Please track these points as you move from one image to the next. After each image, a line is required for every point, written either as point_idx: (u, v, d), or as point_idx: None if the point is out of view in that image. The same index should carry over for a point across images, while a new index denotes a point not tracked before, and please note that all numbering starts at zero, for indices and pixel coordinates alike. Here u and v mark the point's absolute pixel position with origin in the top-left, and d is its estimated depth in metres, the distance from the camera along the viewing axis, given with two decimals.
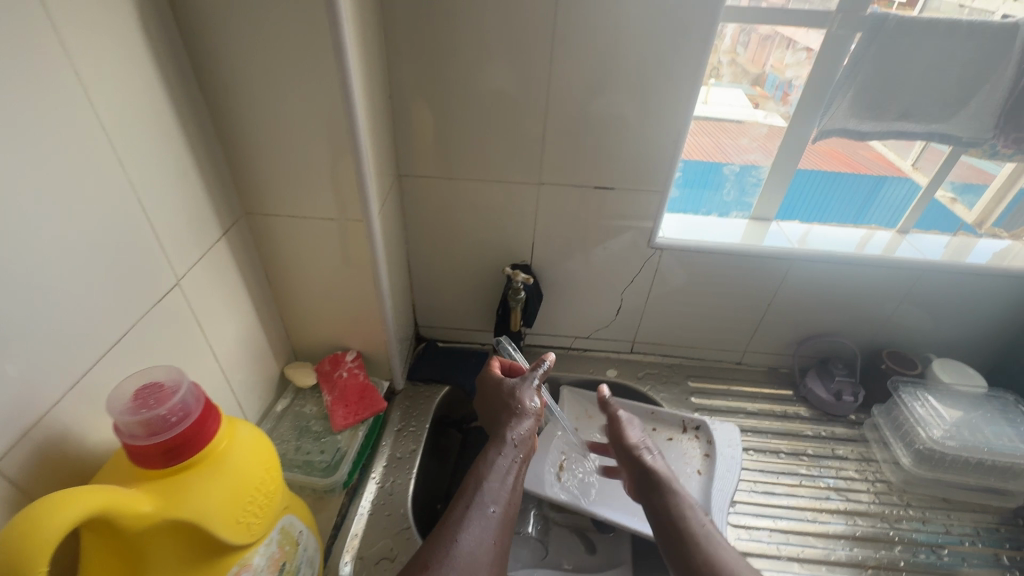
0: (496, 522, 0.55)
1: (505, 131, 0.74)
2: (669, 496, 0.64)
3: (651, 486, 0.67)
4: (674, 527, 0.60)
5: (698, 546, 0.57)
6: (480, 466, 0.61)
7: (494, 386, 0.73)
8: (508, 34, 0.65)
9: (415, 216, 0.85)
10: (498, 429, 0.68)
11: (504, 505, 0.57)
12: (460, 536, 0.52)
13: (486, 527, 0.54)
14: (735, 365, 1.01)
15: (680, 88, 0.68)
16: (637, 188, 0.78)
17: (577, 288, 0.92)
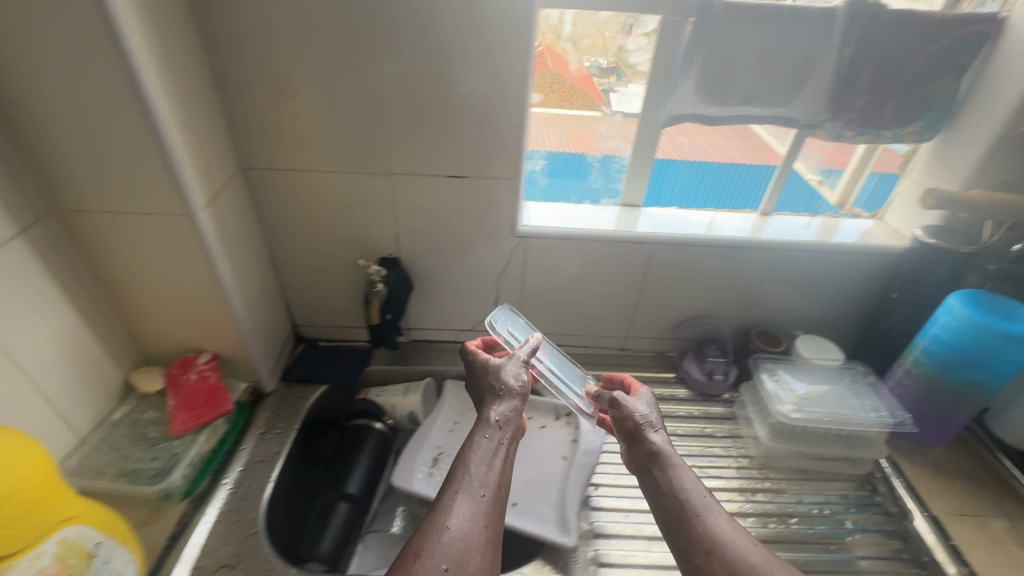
0: (486, 504, 0.54)
1: (346, 120, 0.72)
2: (671, 473, 0.59)
3: (650, 464, 0.61)
4: (676, 504, 0.56)
5: (697, 521, 0.54)
6: (466, 449, 0.59)
7: (478, 368, 0.70)
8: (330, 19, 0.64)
9: (271, 211, 0.82)
10: (484, 409, 0.64)
11: (493, 487, 0.55)
12: (448, 524, 0.51)
13: (476, 512, 0.52)
14: (620, 352, 1.03)
15: (511, 72, 0.68)
16: (490, 176, 0.78)
17: (450, 280, 0.91)
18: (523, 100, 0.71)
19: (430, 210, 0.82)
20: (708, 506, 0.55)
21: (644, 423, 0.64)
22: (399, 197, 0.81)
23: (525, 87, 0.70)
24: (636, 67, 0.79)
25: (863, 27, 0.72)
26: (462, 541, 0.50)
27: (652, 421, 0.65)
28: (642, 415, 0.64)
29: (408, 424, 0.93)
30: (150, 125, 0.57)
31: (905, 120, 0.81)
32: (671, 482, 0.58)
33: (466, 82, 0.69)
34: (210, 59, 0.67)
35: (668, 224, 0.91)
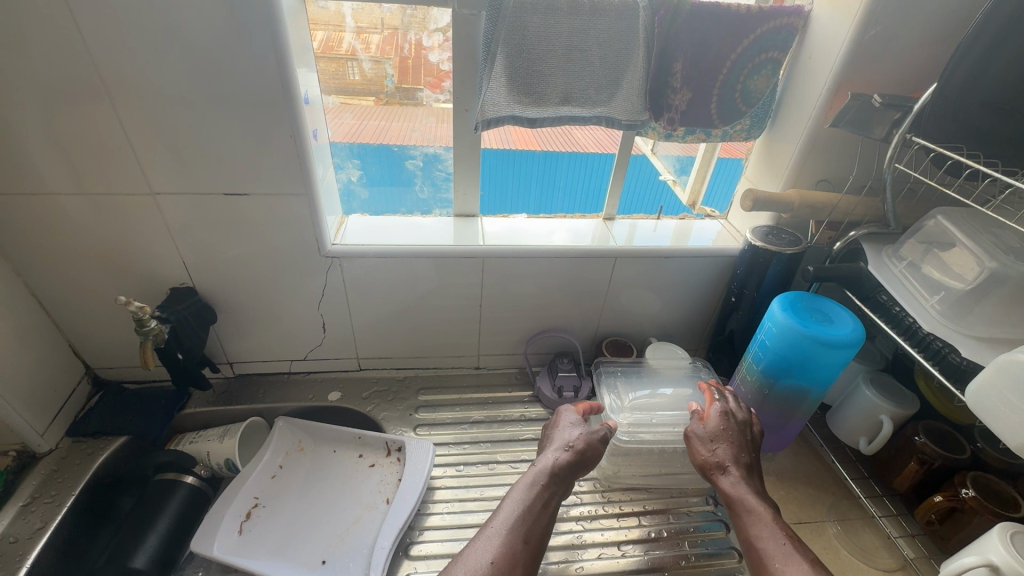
0: (512, 552, 0.58)
1: (81, 134, 0.61)
2: (749, 521, 0.60)
3: (736, 510, 0.61)
4: (756, 553, 0.57)
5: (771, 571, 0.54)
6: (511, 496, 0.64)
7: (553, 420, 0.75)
8: (21, 13, 0.53)
9: (18, 243, 0.69)
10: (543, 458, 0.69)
11: (526, 538, 0.60)
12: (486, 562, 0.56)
13: (496, 558, 0.57)
14: (474, 371, 0.96)
15: (269, 74, 0.60)
16: (276, 192, 0.69)
17: (263, 308, 0.81)
18: (293, 105, 0.62)
19: (216, 234, 0.71)
20: (787, 554, 0.55)
21: (711, 467, 0.66)
22: (174, 220, 0.69)
23: (289, 88, 0.61)
24: (439, 67, 0.71)
25: (666, 22, 0.68)
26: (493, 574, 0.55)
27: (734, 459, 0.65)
28: (708, 456, 0.66)
29: (227, 471, 0.82)
30: None
31: (731, 118, 0.77)
32: (749, 531, 0.59)
33: (218, 86, 0.60)
34: None
35: (504, 234, 0.84)
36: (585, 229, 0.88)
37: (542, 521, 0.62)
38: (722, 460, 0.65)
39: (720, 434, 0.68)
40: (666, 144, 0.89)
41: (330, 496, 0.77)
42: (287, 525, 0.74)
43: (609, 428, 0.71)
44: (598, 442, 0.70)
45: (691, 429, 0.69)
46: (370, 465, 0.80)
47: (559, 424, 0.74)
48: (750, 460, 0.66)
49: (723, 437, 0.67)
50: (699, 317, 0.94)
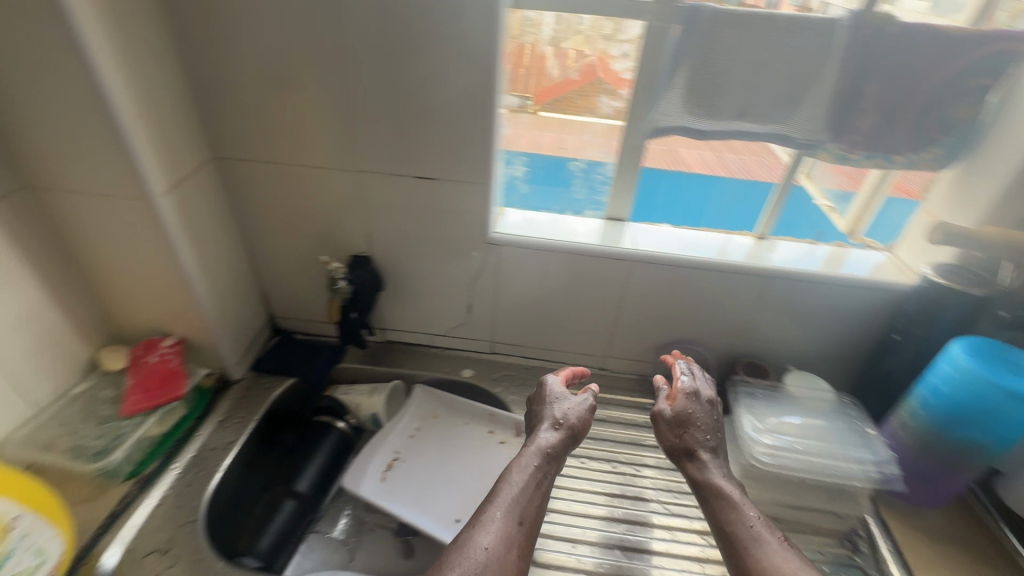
0: (516, 532, 0.60)
1: (315, 114, 0.72)
2: (716, 504, 0.64)
3: (706, 495, 0.66)
4: (731, 540, 0.61)
5: (744, 553, 0.59)
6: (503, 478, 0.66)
7: (540, 398, 0.78)
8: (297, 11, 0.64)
9: (245, 203, 0.82)
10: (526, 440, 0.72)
11: (527, 520, 0.62)
12: (484, 543, 0.58)
13: (506, 538, 0.59)
14: (598, 371, 0.98)
15: (478, 73, 0.67)
16: (458, 179, 0.76)
17: (423, 283, 0.89)
18: (492, 102, 0.69)
19: (399, 211, 0.81)
20: (757, 539, 0.60)
21: (680, 452, 0.71)
22: (369, 195, 0.79)
23: (492, 87, 0.68)
24: (621, 76, 0.75)
25: (868, 41, 0.66)
26: (489, 556, 0.56)
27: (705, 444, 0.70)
28: (674, 442, 0.71)
29: (371, 425, 0.91)
30: (100, 106, 0.58)
31: (921, 144, 0.73)
32: (717, 515, 0.64)
33: (433, 81, 0.68)
34: (184, 48, 0.68)
35: (652, 241, 0.85)
36: (735, 245, 0.87)
37: (534, 500, 0.64)
38: (693, 443, 0.70)
39: (685, 419, 0.72)
40: (821, 168, 0.86)
41: (461, 463, 0.84)
42: (423, 482, 0.80)
43: (592, 396, 0.76)
44: (587, 413, 0.75)
45: (660, 413, 0.74)
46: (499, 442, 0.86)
47: (545, 399, 0.77)
48: (716, 442, 0.71)
49: (689, 421, 0.72)
50: (847, 352, 0.89)
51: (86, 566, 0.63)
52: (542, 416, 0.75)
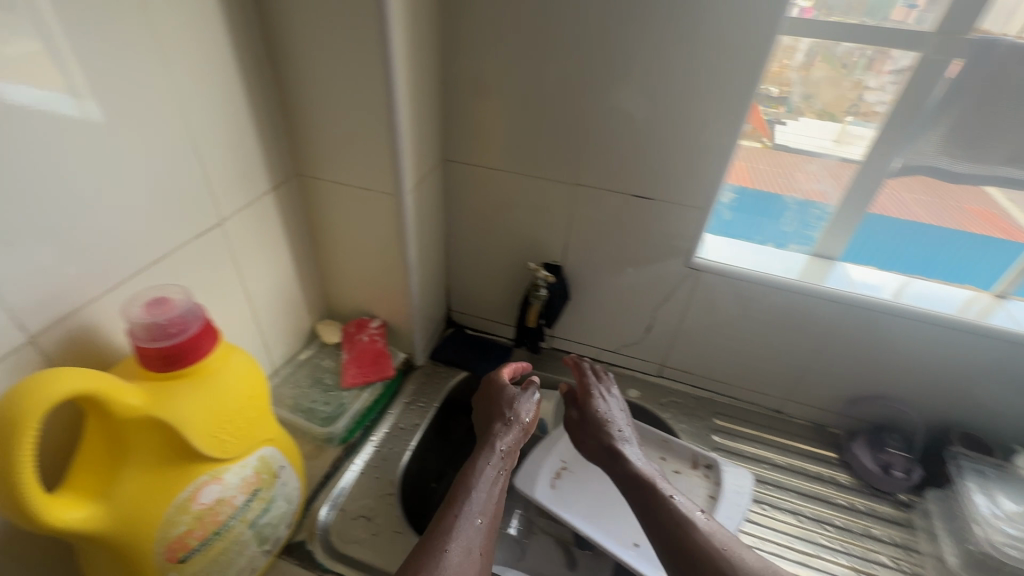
0: (483, 531, 0.58)
1: (548, 126, 0.75)
2: (643, 495, 0.64)
3: (641, 490, 0.65)
4: (675, 543, 0.58)
5: (716, 557, 0.56)
6: (469, 472, 0.64)
7: (494, 391, 0.76)
8: (561, 30, 0.66)
9: (455, 203, 0.87)
10: (487, 434, 0.71)
11: (489, 516, 0.60)
12: (448, 547, 0.54)
13: (474, 538, 0.57)
14: (773, 413, 0.92)
15: (731, 100, 0.65)
16: (677, 202, 0.75)
17: (607, 298, 0.89)
18: (737, 130, 0.67)
19: (604, 226, 0.81)
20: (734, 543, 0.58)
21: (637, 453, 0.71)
22: (578, 208, 0.81)
23: (742, 116, 0.66)
24: (872, 107, 0.69)
25: None
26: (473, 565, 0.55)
27: (621, 435, 0.73)
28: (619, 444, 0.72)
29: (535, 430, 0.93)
30: (386, 111, 0.64)
31: None
32: (641, 503, 0.64)
33: (679, 105, 0.67)
34: (444, 58, 0.73)
35: (871, 286, 0.78)
36: (971, 303, 0.77)
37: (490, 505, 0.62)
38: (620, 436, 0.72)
39: (591, 419, 0.75)
40: None
41: None
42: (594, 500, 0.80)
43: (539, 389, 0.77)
44: (535, 408, 0.76)
45: (571, 417, 0.78)
46: (674, 471, 0.82)
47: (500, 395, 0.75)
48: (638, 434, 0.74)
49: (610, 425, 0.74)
50: None
51: (307, 518, 0.70)
52: (491, 414, 0.74)
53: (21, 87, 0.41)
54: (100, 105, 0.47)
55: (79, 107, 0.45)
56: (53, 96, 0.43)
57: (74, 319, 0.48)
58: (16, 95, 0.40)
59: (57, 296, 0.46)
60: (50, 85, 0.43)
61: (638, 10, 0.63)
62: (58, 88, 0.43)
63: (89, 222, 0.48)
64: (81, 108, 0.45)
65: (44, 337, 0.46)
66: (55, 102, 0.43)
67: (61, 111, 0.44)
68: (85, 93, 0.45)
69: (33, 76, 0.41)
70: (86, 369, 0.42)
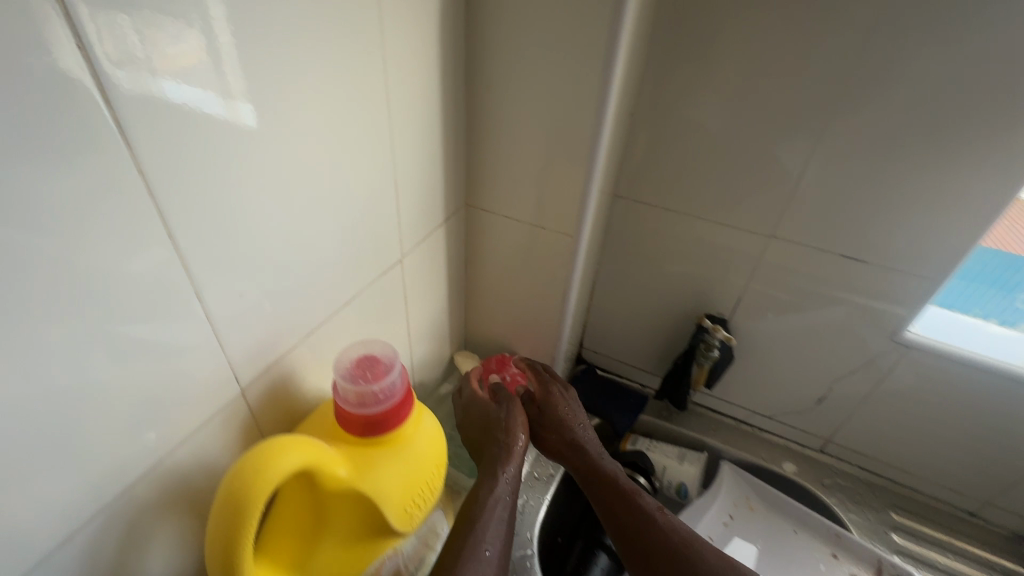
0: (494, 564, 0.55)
1: (750, 171, 0.67)
2: (625, 507, 0.63)
3: (622, 508, 0.63)
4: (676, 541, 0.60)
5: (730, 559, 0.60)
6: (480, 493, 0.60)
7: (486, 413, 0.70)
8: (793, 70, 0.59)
9: (614, 241, 0.81)
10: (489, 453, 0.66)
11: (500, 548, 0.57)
12: (482, 550, 0.56)
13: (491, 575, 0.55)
14: (965, 516, 0.78)
15: (1003, 163, 0.55)
16: (896, 269, 0.65)
17: (775, 359, 0.80)
18: (1004, 197, 0.56)
19: (794, 284, 0.72)
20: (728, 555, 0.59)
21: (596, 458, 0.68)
22: (765, 261, 0.72)
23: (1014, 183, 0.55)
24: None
25: None
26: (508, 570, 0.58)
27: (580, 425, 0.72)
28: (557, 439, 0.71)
29: (673, 493, 0.86)
30: (589, 152, 0.59)
31: None
32: (631, 523, 0.62)
33: (930, 162, 0.58)
34: (641, 90, 0.67)
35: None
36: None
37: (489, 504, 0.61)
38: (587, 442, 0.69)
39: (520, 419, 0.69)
40: None
41: None
42: None
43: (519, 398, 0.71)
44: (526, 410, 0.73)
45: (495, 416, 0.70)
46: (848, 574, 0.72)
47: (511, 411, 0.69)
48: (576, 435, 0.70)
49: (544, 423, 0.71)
50: None
51: None
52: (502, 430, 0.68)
53: (176, 86, 0.30)
54: (252, 105, 0.35)
55: (228, 107, 0.34)
56: (299, 136, 0.40)
57: (277, 367, 0.45)
58: (174, 99, 0.30)
59: (269, 344, 0.44)
60: (218, 87, 0.33)
61: (904, 52, 0.53)
62: (211, 86, 0.32)
63: (306, 266, 0.45)
64: (231, 109, 0.34)
65: (250, 390, 0.43)
66: (207, 106, 0.32)
67: (215, 115, 0.33)
68: (237, 91, 0.34)
69: (289, 116, 0.38)
70: (300, 437, 0.39)
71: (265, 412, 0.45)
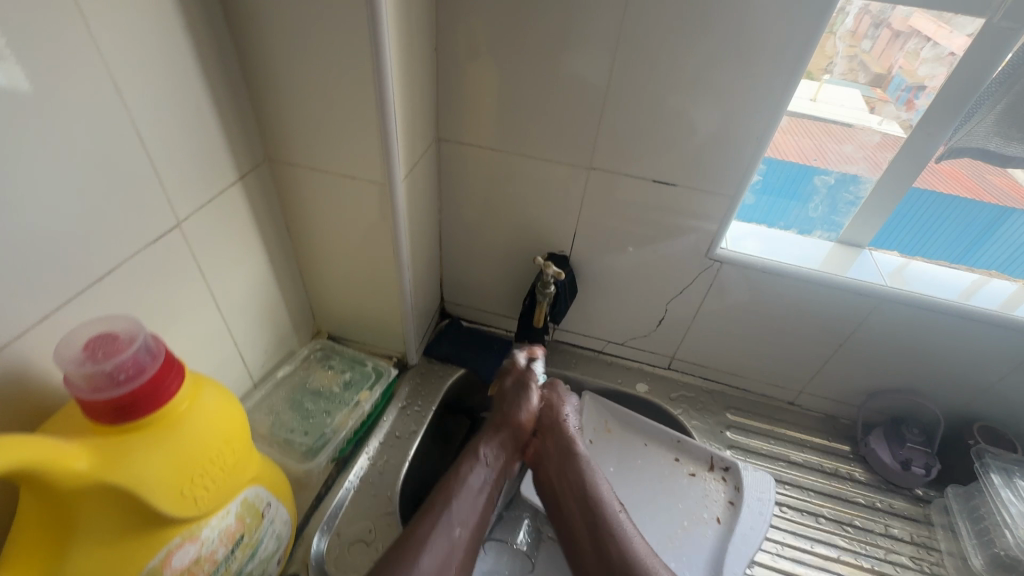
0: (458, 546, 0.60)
1: (560, 104, 0.66)
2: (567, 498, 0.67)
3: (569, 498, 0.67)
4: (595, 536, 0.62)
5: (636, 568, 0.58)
6: (452, 480, 0.65)
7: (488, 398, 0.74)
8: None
9: (450, 186, 0.79)
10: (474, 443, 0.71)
11: (469, 529, 0.62)
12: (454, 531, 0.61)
13: (448, 555, 0.58)
14: (786, 406, 0.89)
15: (773, 82, 0.58)
16: (703, 189, 0.69)
17: (617, 288, 0.84)
18: (781, 112, 0.61)
19: (619, 213, 0.74)
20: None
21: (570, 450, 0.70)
22: (591, 194, 0.73)
23: (784, 97, 0.60)
24: (923, 79, 0.63)
25: None
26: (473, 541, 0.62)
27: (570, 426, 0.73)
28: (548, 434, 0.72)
29: None
30: (377, 94, 0.54)
31: None
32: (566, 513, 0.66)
33: (712, 84, 0.60)
34: (442, 25, 0.63)
35: (920, 280, 0.73)
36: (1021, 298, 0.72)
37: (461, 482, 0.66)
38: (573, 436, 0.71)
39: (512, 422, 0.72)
40: None
41: (643, 494, 0.76)
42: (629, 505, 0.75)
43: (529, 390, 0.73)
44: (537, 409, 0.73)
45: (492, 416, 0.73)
46: (689, 473, 0.77)
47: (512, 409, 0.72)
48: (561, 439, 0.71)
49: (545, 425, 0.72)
50: None
51: (302, 546, 0.64)
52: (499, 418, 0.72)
53: None
54: None
55: (6, 73, 0.36)
56: None
57: None
58: None
59: None
60: None
61: None
62: None
63: (21, 244, 0.39)
64: (8, 75, 0.36)
65: None
66: None
67: None
68: None
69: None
70: (8, 437, 0.33)
71: None
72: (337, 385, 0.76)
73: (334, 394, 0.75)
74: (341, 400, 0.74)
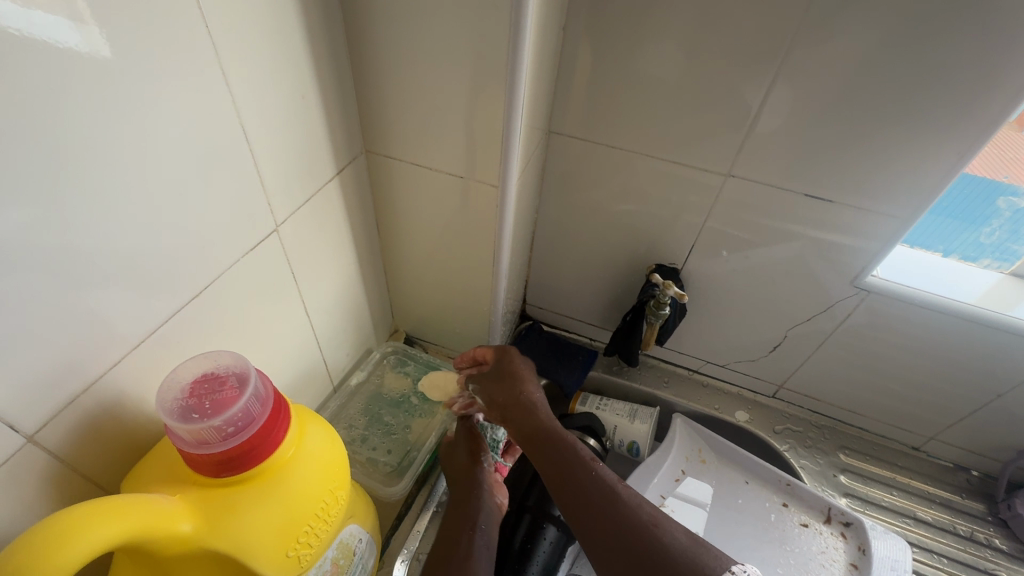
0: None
1: (703, 100, 0.56)
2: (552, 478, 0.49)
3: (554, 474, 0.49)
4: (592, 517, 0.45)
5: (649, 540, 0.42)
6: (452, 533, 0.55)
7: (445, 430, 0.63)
8: None
9: (553, 184, 0.70)
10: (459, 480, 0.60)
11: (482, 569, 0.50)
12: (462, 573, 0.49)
13: None
14: (910, 451, 0.78)
15: (994, 87, 0.47)
16: (864, 208, 0.58)
17: (729, 308, 0.74)
18: (995, 124, 0.49)
19: (750, 227, 0.64)
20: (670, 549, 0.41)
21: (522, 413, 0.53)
22: (719, 204, 0.64)
23: (1006, 106, 0.47)
24: None
25: None
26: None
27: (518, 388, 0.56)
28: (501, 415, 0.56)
29: (624, 451, 0.79)
30: (506, 86, 0.46)
31: None
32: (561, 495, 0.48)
33: (909, 87, 0.49)
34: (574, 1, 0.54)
35: None
36: None
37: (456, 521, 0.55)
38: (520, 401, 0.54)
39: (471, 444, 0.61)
40: None
41: (746, 540, 0.69)
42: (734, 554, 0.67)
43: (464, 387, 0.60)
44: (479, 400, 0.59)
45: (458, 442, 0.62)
46: (801, 524, 0.69)
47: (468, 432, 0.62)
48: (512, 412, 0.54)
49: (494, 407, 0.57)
50: None
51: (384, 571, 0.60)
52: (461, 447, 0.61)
53: None
54: None
55: (84, 35, 0.28)
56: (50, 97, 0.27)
57: (89, 394, 0.34)
58: None
59: (64, 369, 0.32)
60: None
61: None
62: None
63: (119, 264, 0.34)
64: (87, 38, 0.28)
65: (45, 433, 0.32)
66: (56, 32, 0.26)
67: (70, 46, 0.27)
68: None
69: (17, 70, 0.25)
70: (106, 502, 0.28)
71: (81, 453, 0.34)
72: (414, 394, 0.71)
73: (412, 404, 0.70)
74: (420, 412, 0.69)
